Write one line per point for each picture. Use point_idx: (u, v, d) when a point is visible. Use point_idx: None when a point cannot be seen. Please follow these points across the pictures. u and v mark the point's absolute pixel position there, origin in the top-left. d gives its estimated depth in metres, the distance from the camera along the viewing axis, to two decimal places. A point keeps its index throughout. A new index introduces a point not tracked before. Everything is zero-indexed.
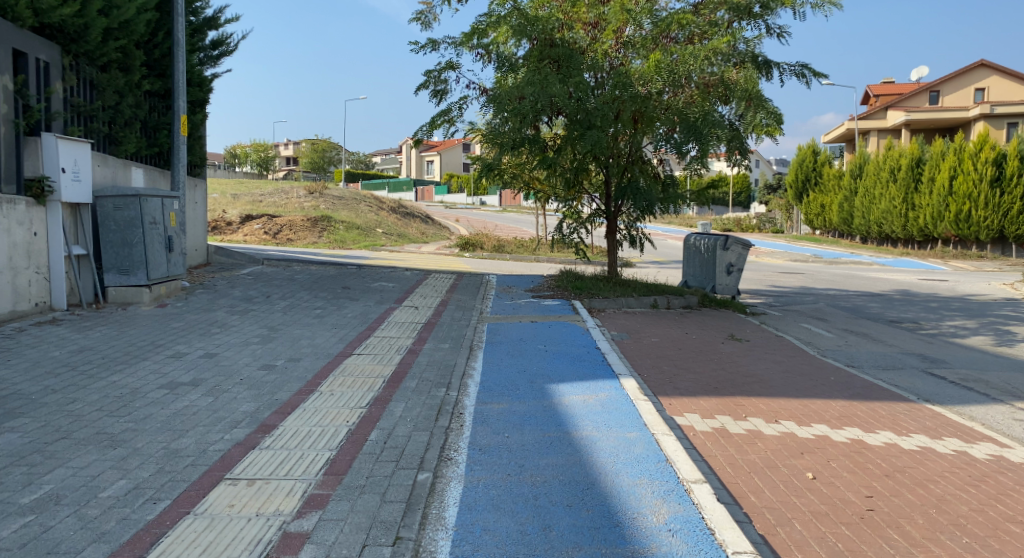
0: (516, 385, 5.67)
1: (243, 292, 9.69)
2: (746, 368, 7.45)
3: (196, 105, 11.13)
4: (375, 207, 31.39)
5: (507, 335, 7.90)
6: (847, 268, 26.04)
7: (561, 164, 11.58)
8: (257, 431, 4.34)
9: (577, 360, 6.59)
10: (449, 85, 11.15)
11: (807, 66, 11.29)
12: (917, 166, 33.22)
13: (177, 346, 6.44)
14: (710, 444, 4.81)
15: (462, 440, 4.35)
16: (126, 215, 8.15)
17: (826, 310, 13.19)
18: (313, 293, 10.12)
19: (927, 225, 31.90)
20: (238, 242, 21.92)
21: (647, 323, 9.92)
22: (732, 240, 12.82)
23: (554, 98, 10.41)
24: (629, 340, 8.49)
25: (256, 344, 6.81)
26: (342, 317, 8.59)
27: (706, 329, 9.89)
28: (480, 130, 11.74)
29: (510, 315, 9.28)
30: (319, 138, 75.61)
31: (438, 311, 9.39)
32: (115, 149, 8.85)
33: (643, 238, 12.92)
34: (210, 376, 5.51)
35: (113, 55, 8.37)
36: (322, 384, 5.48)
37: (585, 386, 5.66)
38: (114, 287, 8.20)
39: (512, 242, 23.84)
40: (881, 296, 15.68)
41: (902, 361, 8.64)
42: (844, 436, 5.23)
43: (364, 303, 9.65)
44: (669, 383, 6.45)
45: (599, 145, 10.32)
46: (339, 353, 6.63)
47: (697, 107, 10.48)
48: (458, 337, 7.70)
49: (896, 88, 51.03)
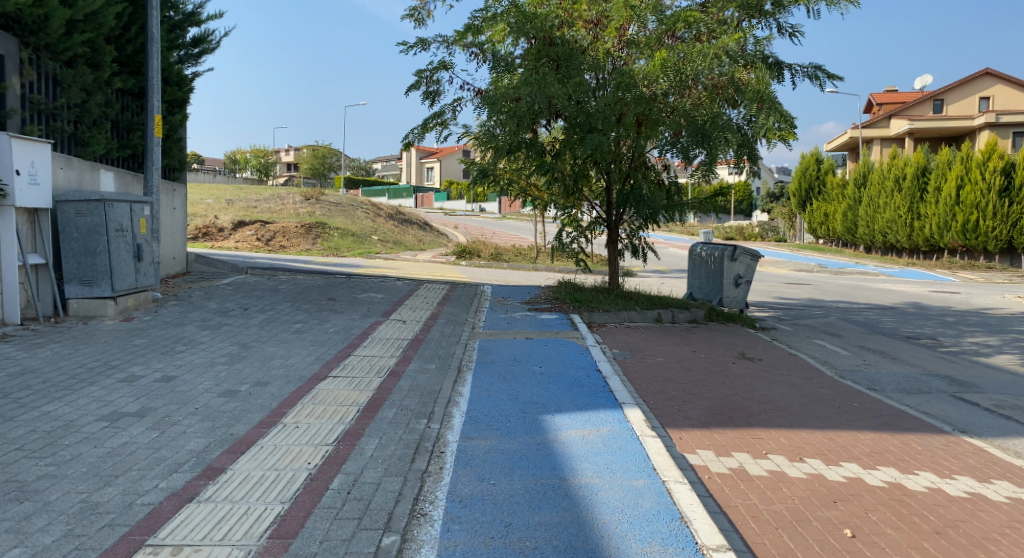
0: (506, 417, 5.05)
1: (220, 304, 9.06)
2: (761, 393, 6.82)
3: (175, 105, 10.53)
4: (372, 213, 30.80)
5: (500, 353, 7.29)
6: (854, 279, 25.41)
7: (559, 169, 10.98)
8: (200, 478, 3.70)
9: (576, 385, 5.98)
10: (443, 86, 10.57)
11: (820, 69, 10.75)
12: (923, 175, 32.65)
13: (133, 367, 5.82)
14: (728, 492, 4.18)
15: (440, 489, 3.72)
16: (88, 221, 7.53)
17: (837, 325, 12.57)
18: (295, 305, 9.50)
19: (933, 235, 31.28)
20: (229, 248, 21.28)
21: (650, 339, 9.30)
22: (740, 250, 12.22)
23: (553, 100, 9.82)
24: (632, 359, 7.86)
25: (222, 365, 6.17)
26: (323, 333, 7.97)
27: (714, 346, 9.26)
28: (475, 133, 11.16)
29: (504, 331, 8.67)
30: (319, 144, 75.13)
31: (427, 326, 8.78)
32: (81, 150, 8.24)
33: (646, 248, 12.33)
34: (160, 405, 4.88)
35: (79, 50, 7.79)
36: (287, 415, 4.85)
37: (584, 419, 5.05)
38: (75, 299, 7.57)
39: (510, 250, 23.25)
40: (892, 309, 15.07)
41: (928, 384, 8.02)
42: (879, 478, 4.60)
43: (349, 316, 9.03)
44: (677, 412, 5.83)
45: (600, 148, 9.78)
46: (313, 375, 6.00)
47: (705, 109, 9.88)
48: (447, 357, 7.08)
49: (899, 97, 50.59)
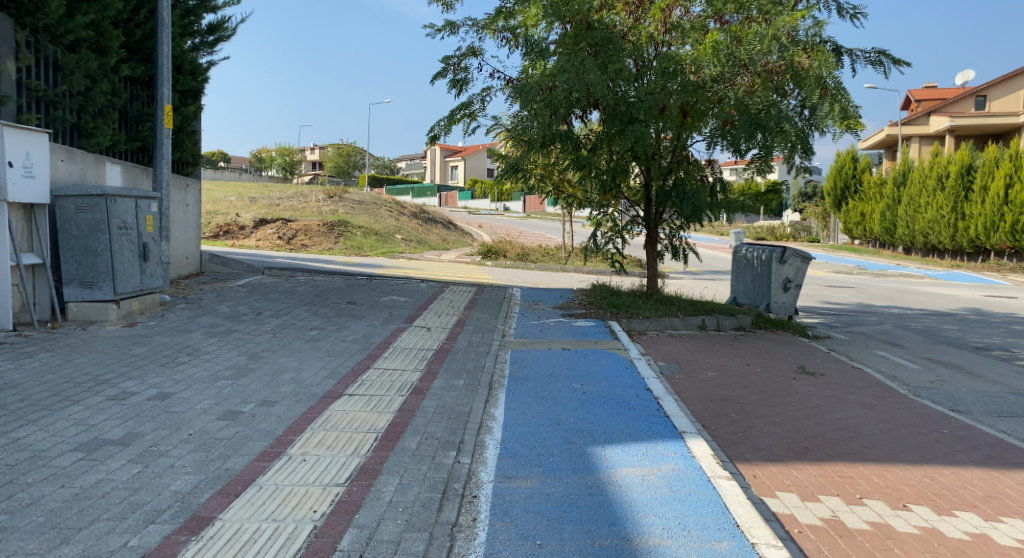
0: (548, 449, 4.30)
1: (232, 308, 8.46)
2: (833, 417, 5.95)
3: (188, 96, 9.97)
4: (396, 212, 30.26)
5: (533, 367, 6.54)
6: (899, 282, 24.08)
7: (596, 164, 10.18)
8: (181, 532, 2.99)
9: (625, 408, 5.20)
10: (471, 74, 9.84)
11: (885, 54, 9.73)
12: (967, 174, 31.11)
13: (127, 382, 5.19)
14: (829, 554, 3.35)
15: (474, 551, 2.96)
16: (88, 218, 6.97)
17: (896, 333, 11.56)
18: (312, 309, 8.85)
19: (979, 236, 29.62)
20: (250, 247, 20.84)
21: (697, 349, 8.48)
22: (789, 251, 11.41)
23: (592, 88, 9.01)
24: (680, 374, 7.05)
25: (227, 380, 5.50)
26: (341, 341, 7.31)
27: (769, 358, 8.40)
28: (504, 126, 10.42)
29: (538, 340, 7.92)
30: (344, 143, 75.14)
31: (453, 334, 8.06)
32: (85, 142, 7.70)
33: (687, 250, 11.51)
34: (148, 430, 4.21)
35: (82, 33, 7.24)
36: (293, 445, 4.16)
37: (641, 453, 4.27)
38: (75, 303, 7.02)
39: (537, 250, 22.47)
40: (951, 315, 13.93)
41: (1019, 405, 7.06)
42: (1010, 536, 3.73)
43: (369, 322, 8.34)
44: (744, 441, 5.02)
45: (642, 140, 8.97)
46: (327, 394, 5.30)
47: (759, 96, 8.95)
48: (476, 371, 6.35)
49: (940, 93, 48.58)
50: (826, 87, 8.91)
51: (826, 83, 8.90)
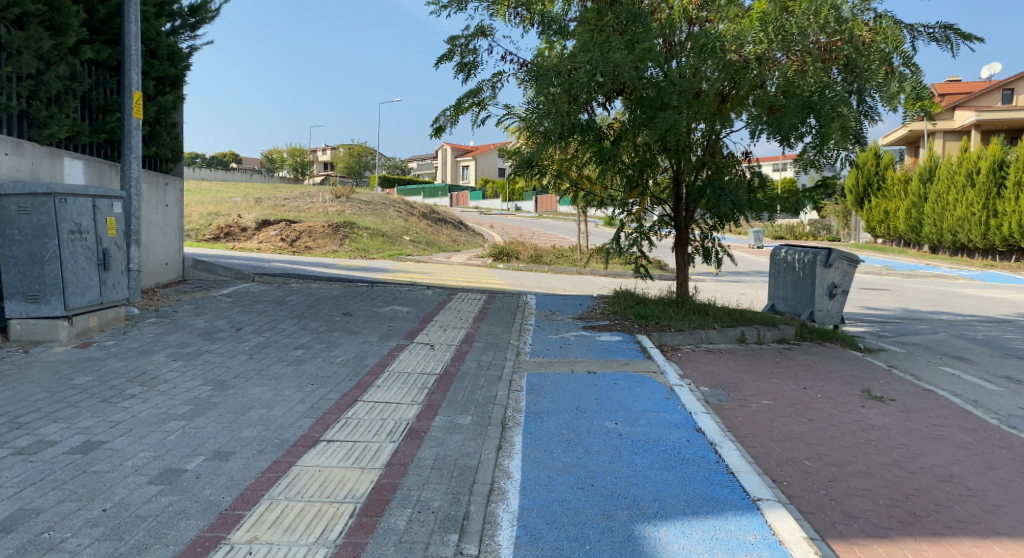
0: (584, 530, 3.18)
1: (209, 323, 7.43)
2: (931, 461, 4.75)
3: (167, 84, 9.00)
4: (405, 212, 29.20)
5: (555, 398, 5.42)
6: (936, 283, 22.61)
7: (620, 158, 9.05)
8: None
9: (675, 462, 4.08)
10: (481, 57, 8.77)
11: (952, 28, 8.16)
12: (999, 170, 29.39)
13: (51, 426, 4.16)
14: None
15: None
16: (33, 221, 5.99)
17: (956, 343, 10.28)
18: (300, 323, 7.77)
19: (1013, 234, 28.01)
20: (252, 250, 19.91)
21: (743, 369, 7.32)
22: (835, 253, 10.27)
23: (618, 70, 7.89)
24: (729, 403, 5.90)
25: (178, 422, 4.45)
26: (327, 363, 6.24)
27: (828, 379, 7.21)
28: (519, 117, 9.32)
29: (559, 360, 6.81)
30: (354, 144, 74.24)
31: (460, 352, 6.94)
32: (37, 133, 6.71)
33: (720, 253, 10.34)
34: (48, 505, 3.16)
35: (30, 7, 6.25)
36: (239, 527, 3.08)
37: (708, 538, 3.13)
38: (19, 320, 6.03)
39: (552, 251, 21.34)
40: (1010, 322, 12.58)
41: None
42: None
43: (363, 338, 7.24)
44: (833, 505, 3.87)
45: (675, 128, 7.80)
46: (299, 441, 4.22)
47: (812, 76, 7.73)
48: (485, 404, 5.23)
49: (965, 88, 46.77)
50: (892, 63, 7.62)
51: (892, 59, 7.63)
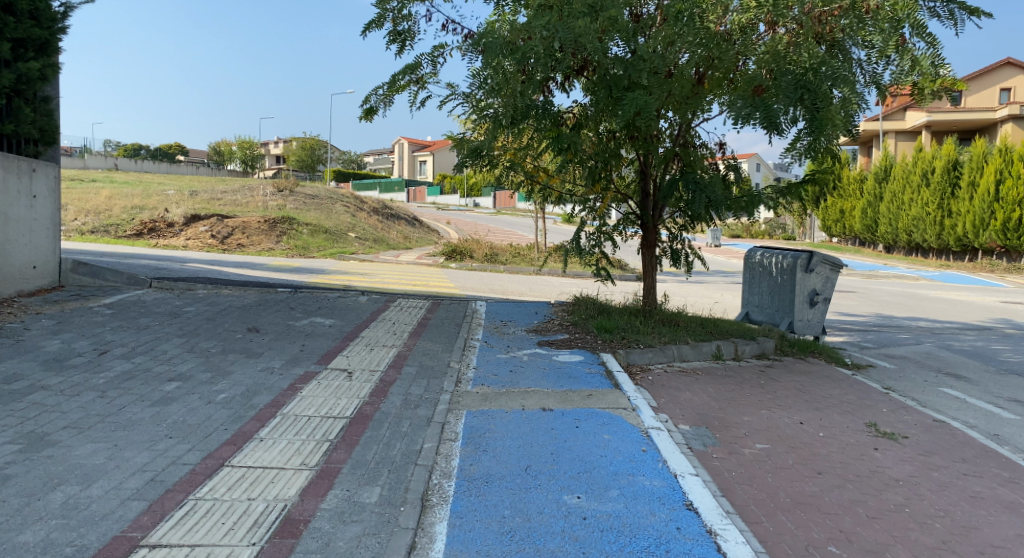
0: None
1: (65, 345, 5.87)
2: (988, 537, 3.61)
3: (33, 49, 7.35)
4: (353, 207, 27.48)
5: (498, 454, 4.11)
6: (898, 285, 22.13)
7: (580, 146, 7.79)
8: None
9: None
10: (418, 24, 7.38)
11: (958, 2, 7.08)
12: (955, 170, 29.43)
13: None
14: None
15: None
16: None
17: (946, 356, 9.38)
18: (187, 344, 6.26)
19: (967, 234, 27.83)
20: (177, 247, 18.01)
21: (727, 397, 6.15)
22: (818, 257, 9.19)
23: (579, 40, 6.67)
24: (717, 450, 4.70)
25: None
26: (203, 401, 4.78)
27: (825, 408, 6.09)
28: (463, 97, 7.93)
29: (506, 392, 5.49)
30: (306, 137, 71.45)
31: (384, 383, 5.57)
32: None
33: (691, 255, 9.19)
34: None
35: None
36: None
37: None
38: None
39: (508, 250, 20.02)
40: (989, 329, 11.84)
41: None
42: None
43: (263, 365, 5.79)
44: None
45: (644, 110, 6.56)
46: (104, 550, 2.80)
47: (806, 50, 6.51)
48: (403, 467, 3.88)
49: None
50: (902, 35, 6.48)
51: (902, 30, 6.50)
